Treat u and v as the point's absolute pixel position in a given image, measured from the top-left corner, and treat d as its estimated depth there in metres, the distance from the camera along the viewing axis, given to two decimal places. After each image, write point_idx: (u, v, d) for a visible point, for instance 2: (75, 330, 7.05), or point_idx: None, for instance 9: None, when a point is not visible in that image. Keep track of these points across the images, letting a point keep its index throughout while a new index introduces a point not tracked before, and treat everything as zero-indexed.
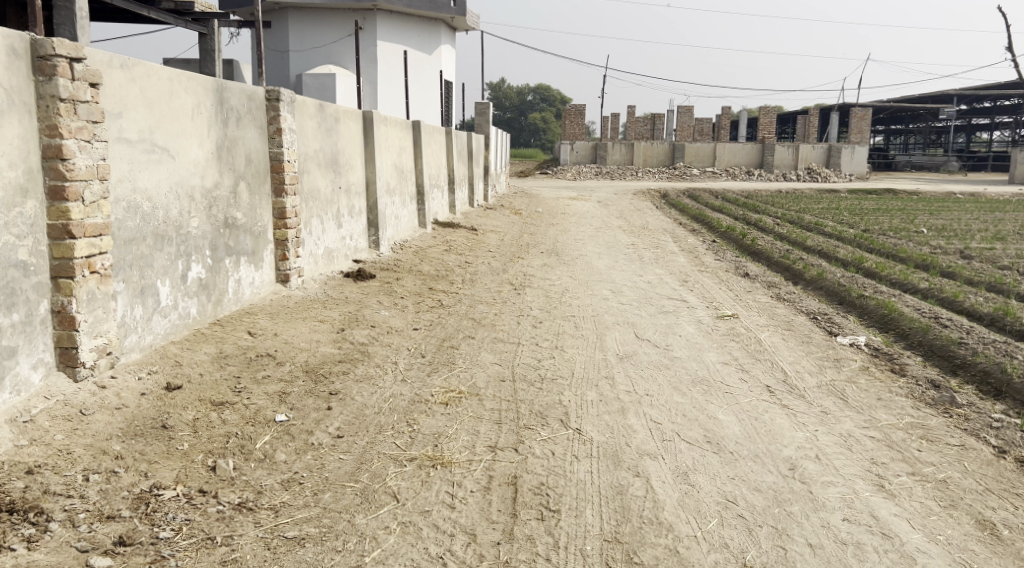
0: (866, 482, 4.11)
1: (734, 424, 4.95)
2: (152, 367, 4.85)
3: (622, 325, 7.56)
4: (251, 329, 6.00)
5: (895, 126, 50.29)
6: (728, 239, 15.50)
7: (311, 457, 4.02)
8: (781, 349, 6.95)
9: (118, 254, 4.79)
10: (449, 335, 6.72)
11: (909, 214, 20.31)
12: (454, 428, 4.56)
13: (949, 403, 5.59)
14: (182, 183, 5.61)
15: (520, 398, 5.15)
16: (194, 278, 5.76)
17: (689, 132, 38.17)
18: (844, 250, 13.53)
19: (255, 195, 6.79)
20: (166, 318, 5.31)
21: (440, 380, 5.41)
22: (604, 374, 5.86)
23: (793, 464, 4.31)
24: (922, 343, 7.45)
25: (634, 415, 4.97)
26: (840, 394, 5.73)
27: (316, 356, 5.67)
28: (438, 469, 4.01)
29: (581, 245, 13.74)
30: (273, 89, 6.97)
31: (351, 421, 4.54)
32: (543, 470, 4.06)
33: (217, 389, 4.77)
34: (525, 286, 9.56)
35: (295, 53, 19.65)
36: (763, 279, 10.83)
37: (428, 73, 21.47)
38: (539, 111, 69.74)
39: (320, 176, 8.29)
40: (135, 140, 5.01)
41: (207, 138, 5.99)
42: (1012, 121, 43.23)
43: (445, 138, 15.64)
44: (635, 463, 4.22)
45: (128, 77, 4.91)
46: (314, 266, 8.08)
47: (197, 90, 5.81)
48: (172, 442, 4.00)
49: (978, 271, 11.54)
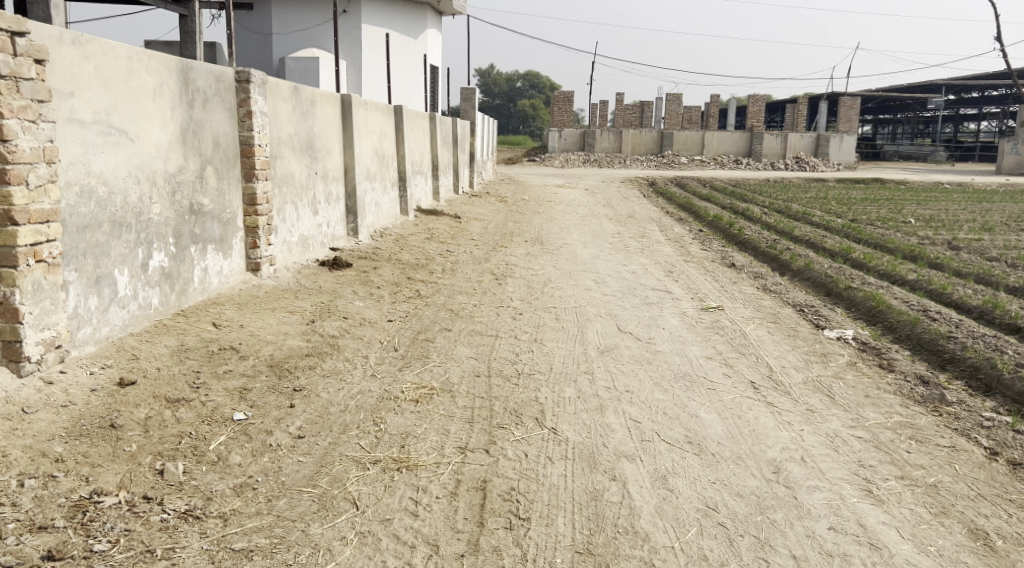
0: (853, 487, 3.92)
1: (717, 423, 4.75)
2: (106, 362, 4.59)
3: (605, 318, 7.36)
4: (216, 320, 5.75)
5: (883, 115, 50.26)
6: (715, 229, 15.30)
7: (268, 460, 3.79)
8: (767, 343, 6.76)
9: (69, 241, 4.51)
10: (424, 327, 6.49)
11: (896, 204, 20.20)
12: (423, 427, 4.34)
13: (938, 401, 5.42)
14: (143, 167, 5.33)
15: (495, 395, 4.93)
16: (156, 267, 5.49)
17: (678, 120, 37.93)
18: (832, 240, 13.37)
19: (223, 180, 6.51)
20: (124, 308, 5.05)
21: (413, 376, 5.18)
22: (583, 369, 5.65)
23: (777, 467, 4.12)
24: (911, 337, 7.28)
25: (613, 413, 4.76)
26: (827, 390, 5.56)
27: (283, 349, 5.43)
28: (403, 472, 3.79)
29: (567, 234, 13.51)
30: (243, 70, 6.67)
31: (313, 419, 4.30)
32: (514, 474, 3.85)
33: (174, 385, 4.51)
34: (506, 275, 9.32)
35: (278, 36, 19.24)
36: (749, 270, 10.63)
37: (413, 58, 21.08)
38: (528, 97, 69.32)
39: (294, 160, 8.01)
40: (89, 121, 4.73)
41: (171, 120, 5.70)
42: (999, 112, 43.26)
43: (428, 123, 15.33)
44: (612, 465, 4.02)
45: (81, 54, 4.62)
46: (287, 254, 7.81)
47: (159, 69, 5.51)
48: (119, 443, 3.74)
49: (966, 262, 11.41)
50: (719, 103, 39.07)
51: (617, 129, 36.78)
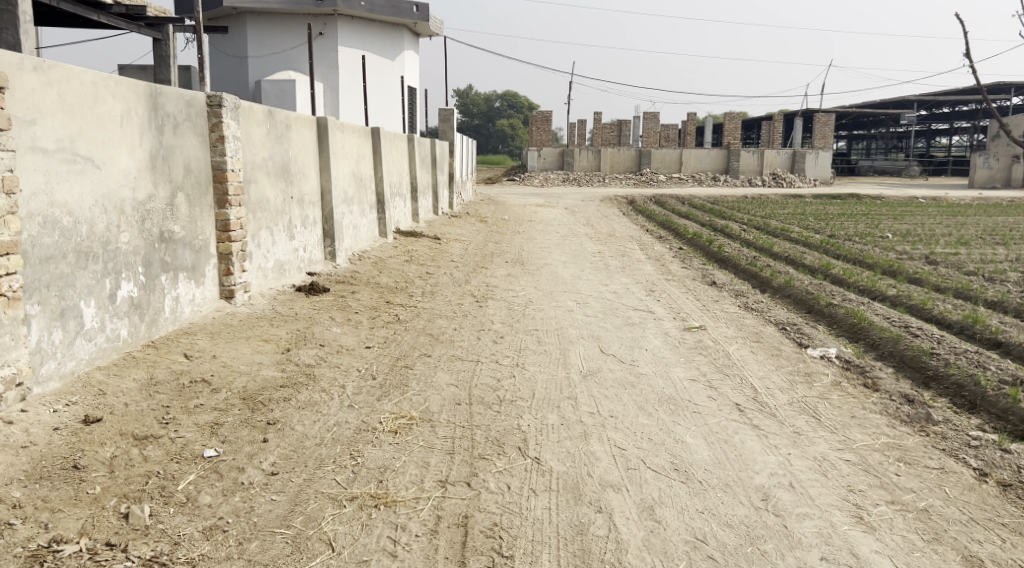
0: (843, 514, 3.84)
1: (704, 448, 4.65)
2: (71, 399, 4.41)
3: (587, 339, 7.26)
4: (188, 351, 5.59)
5: (857, 131, 50.94)
6: (694, 247, 15.31)
7: (240, 500, 3.64)
8: (751, 363, 6.69)
9: (30, 273, 4.35)
10: (403, 353, 6.37)
11: (873, 219, 20.40)
12: (402, 460, 4.21)
13: (925, 420, 5.37)
14: (111, 196, 5.19)
15: (477, 424, 4.81)
16: (125, 298, 5.32)
17: (655, 138, 38.18)
18: (812, 256, 13.41)
19: (195, 207, 6.37)
20: (91, 341, 4.87)
21: (391, 406, 5.04)
22: (567, 394, 5.53)
23: (765, 494, 4.03)
24: (894, 354, 7.26)
25: (597, 441, 4.65)
26: (812, 411, 5.49)
27: (257, 381, 5.26)
28: (381, 510, 3.66)
29: (547, 254, 13.43)
30: (215, 94, 6.55)
31: (288, 455, 4.16)
32: (496, 508, 3.73)
33: (143, 421, 4.33)
34: (487, 298, 9.22)
35: (254, 59, 19.15)
36: (730, 288, 10.61)
37: (391, 79, 21.02)
38: (506, 117, 69.59)
39: (269, 185, 7.87)
40: (52, 149, 4.58)
41: (139, 147, 5.56)
42: (970, 126, 44.00)
43: (406, 144, 15.24)
44: (597, 497, 3.90)
45: (44, 80, 4.49)
46: (262, 280, 7.65)
47: (127, 95, 5.38)
48: (81, 485, 3.57)
49: (944, 277, 11.46)
50: (696, 121, 39.39)
51: (596, 148, 36.95)
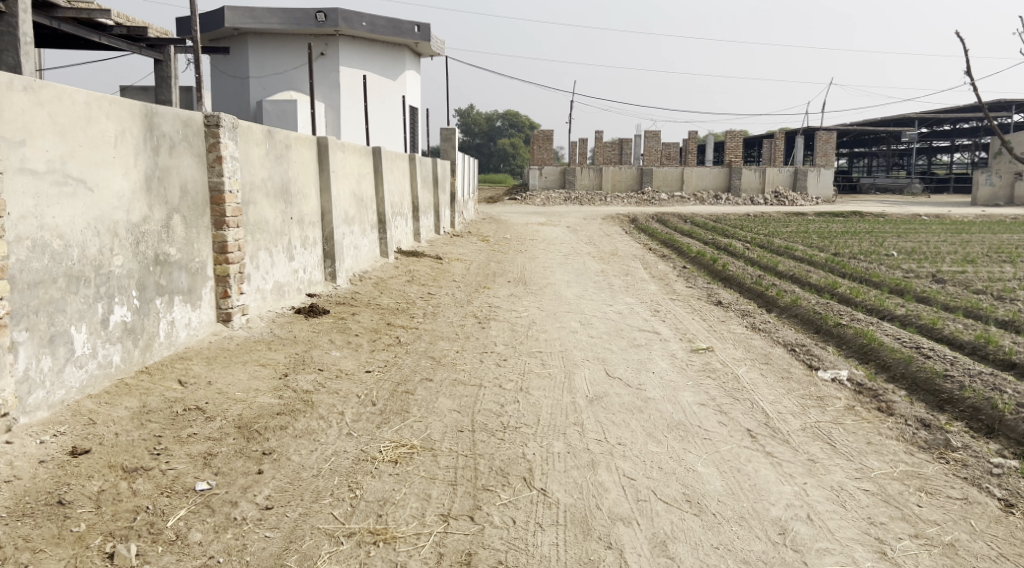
0: (866, 549, 3.71)
1: (716, 478, 4.47)
2: (59, 429, 4.25)
3: (592, 362, 7.10)
4: (183, 378, 5.44)
5: (859, 149, 50.95)
6: (699, 265, 15.16)
7: (232, 537, 3.47)
8: (761, 387, 6.51)
9: (18, 299, 4.21)
10: (404, 378, 6.19)
11: (877, 236, 20.28)
12: (403, 491, 4.04)
13: (943, 447, 5.19)
14: (104, 218, 5.06)
15: (480, 452, 4.64)
16: (118, 323, 5.16)
17: (656, 156, 38.09)
18: (818, 275, 13.25)
19: (191, 228, 6.24)
20: (82, 368, 4.72)
21: (391, 433, 4.87)
22: (572, 421, 5.35)
23: (783, 527, 3.88)
24: (906, 375, 7.08)
25: (606, 470, 4.47)
26: (827, 438, 5.31)
27: (252, 408, 5.09)
28: (380, 547, 3.49)
29: (550, 274, 13.28)
30: (213, 114, 6.45)
31: (284, 487, 3.99)
32: (502, 544, 3.57)
33: (133, 452, 4.16)
34: (489, 318, 9.06)
35: (255, 79, 19.15)
36: (736, 308, 10.44)
37: (392, 99, 20.98)
38: (509, 136, 69.83)
39: (268, 206, 7.75)
40: (42, 171, 4.46)
41: (134, 167, 5.44)
42: (972, 144, 43.97)
43: (408, 163, 15.14)
44: (607, 531, 3.75)
45: (34, 100, 4.37)
46: (260, 302, 7.50)
47: (121, 115, 5.27)
48: (65, 522, 3.40)
49: (953, 295, 11.31)
50: (698, 139, 39.37)
51: (597, 167, 36.91)
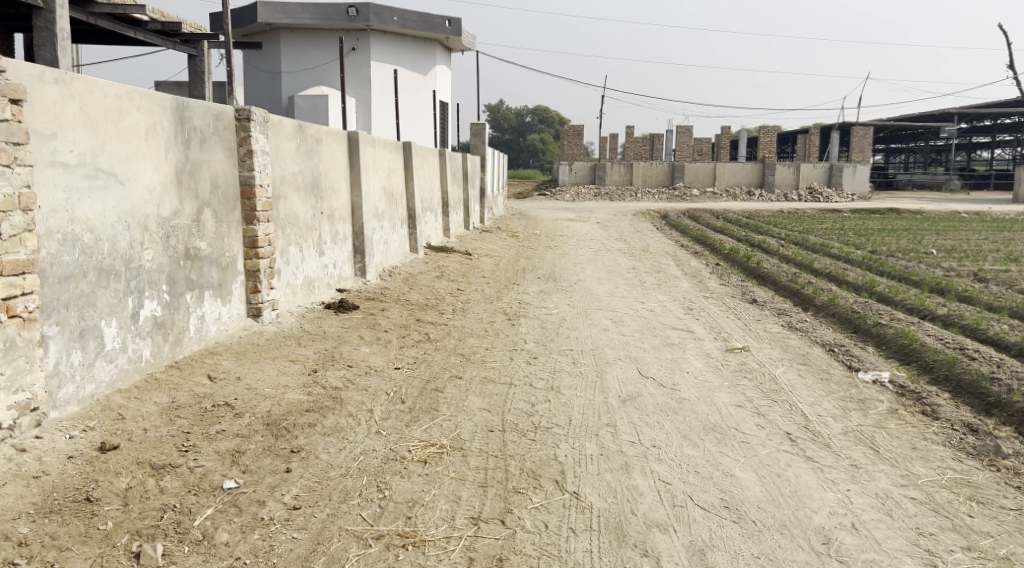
0: (915, 562, 3.55)
1: (756, 483, 4.31)
2: (89, 424, 4.22)
3: (624, 361, 6.95)
4: (212, 373, 5.41)
5: (896, 145, 49.92)
6: (732, 262, 14.90)
7: (259, 538, 3.41)
8: (800, 389, 6.32)
9: (48, 293, 4.18)
10: (434, 376, 6.10)
11: (915, 233, 19.81)
12: (432, 493, 3.95)
13: (993, 453, 4.95)
14: (134, 212, 5.03)
15: (511, 453, 4.53)
16: (148, 317, 5.14)
17: (688, 152, 37.62)
18: (855, 273, 12.94)
19: (222, 223, 6.21)
20: (112, 363, 4.70)
21: (420, 432, 4.79)
22: (605, 422, 5.22)
23: (827, 537, 3.73)
24: (950, 378, 6.84)
25: (641, 474, 4.34)
26: (870, 442, 5.11)
27: (281, 405, 5.04)
28: (409, 550, 3.40)
29: (581, 270, 13.11)
30: (243, 108, 6.41)
31: (312, 487, 3.91)
32: (534, 550, 3.46)
33: (161, 449, 4.12)
34: (519, 315, 8.95)
35: (287, 75, 19.22)
36: (771, 307, 10.20)
37: (423, 94, 20.93)
38: (537, 132, 69.61)
39: (299, 201, 7.71)
40: (73, 164, 4.43)
41: (165, 161, 5.41)
42: (1013, 140, 42.84)
43: (438, 159, 15.06)
44: (643, 538, 3.63)
45: (65, 93, 4.35)
46: (291, 297, 7.48)
47: (152, 108, 5.24)
48: (92, 520, 3.37)
49: (996, 295, 10.96)
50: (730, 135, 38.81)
51: (627, 162, 36.54)
